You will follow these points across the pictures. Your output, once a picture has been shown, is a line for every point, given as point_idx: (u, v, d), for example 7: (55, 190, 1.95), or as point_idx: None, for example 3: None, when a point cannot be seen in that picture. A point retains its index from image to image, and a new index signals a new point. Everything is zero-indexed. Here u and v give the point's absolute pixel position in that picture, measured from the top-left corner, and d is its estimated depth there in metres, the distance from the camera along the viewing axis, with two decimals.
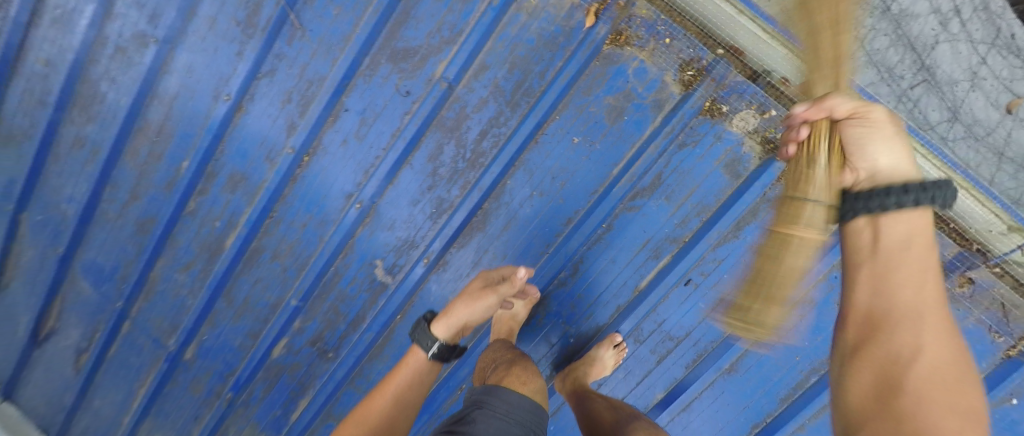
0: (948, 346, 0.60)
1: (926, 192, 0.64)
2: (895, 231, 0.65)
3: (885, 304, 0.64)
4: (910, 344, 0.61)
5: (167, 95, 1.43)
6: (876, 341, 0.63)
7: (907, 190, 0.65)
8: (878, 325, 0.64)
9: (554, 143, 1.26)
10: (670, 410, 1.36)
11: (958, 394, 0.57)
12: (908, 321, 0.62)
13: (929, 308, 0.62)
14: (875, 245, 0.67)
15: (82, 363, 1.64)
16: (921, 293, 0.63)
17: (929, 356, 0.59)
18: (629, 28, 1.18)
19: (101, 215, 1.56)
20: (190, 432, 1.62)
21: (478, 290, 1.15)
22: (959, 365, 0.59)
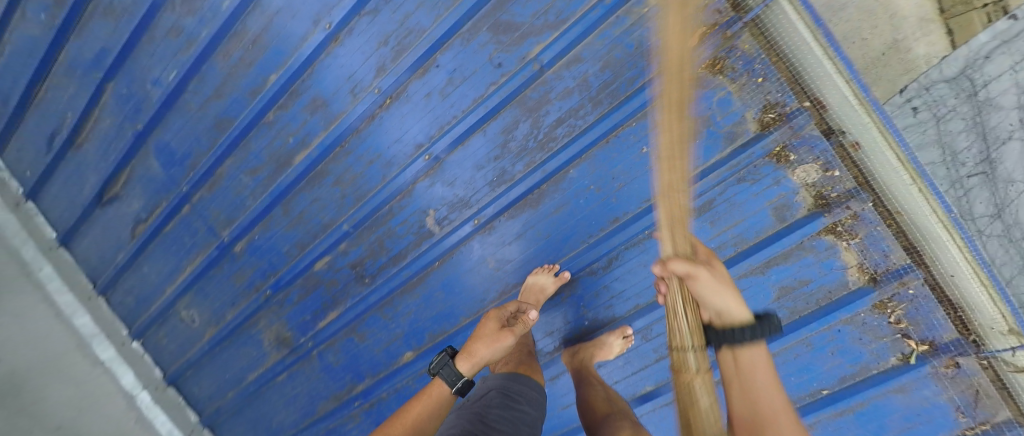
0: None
1: (755, 329, 0.75)
2: (746, 352, 0.74)
3: (754, 412, 0.71)
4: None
5: (270, 8, 1.47)
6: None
7: (743, 331, 0.74)
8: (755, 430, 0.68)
9: (622, 147, 1.33)
10: (649, 404, 1.48)
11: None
12: (770, 424, 0.68)
13: (781, 413, 0.70)
14: (735, 363, 0.75)
15: (139, 231, 1.80)
16: (772, 400, 0.71)
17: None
18: (727, 58, 1.19)
19: (183, 104, 1.64)
20: (224, 316, 1.84)
21: (497, 330, 1.19)
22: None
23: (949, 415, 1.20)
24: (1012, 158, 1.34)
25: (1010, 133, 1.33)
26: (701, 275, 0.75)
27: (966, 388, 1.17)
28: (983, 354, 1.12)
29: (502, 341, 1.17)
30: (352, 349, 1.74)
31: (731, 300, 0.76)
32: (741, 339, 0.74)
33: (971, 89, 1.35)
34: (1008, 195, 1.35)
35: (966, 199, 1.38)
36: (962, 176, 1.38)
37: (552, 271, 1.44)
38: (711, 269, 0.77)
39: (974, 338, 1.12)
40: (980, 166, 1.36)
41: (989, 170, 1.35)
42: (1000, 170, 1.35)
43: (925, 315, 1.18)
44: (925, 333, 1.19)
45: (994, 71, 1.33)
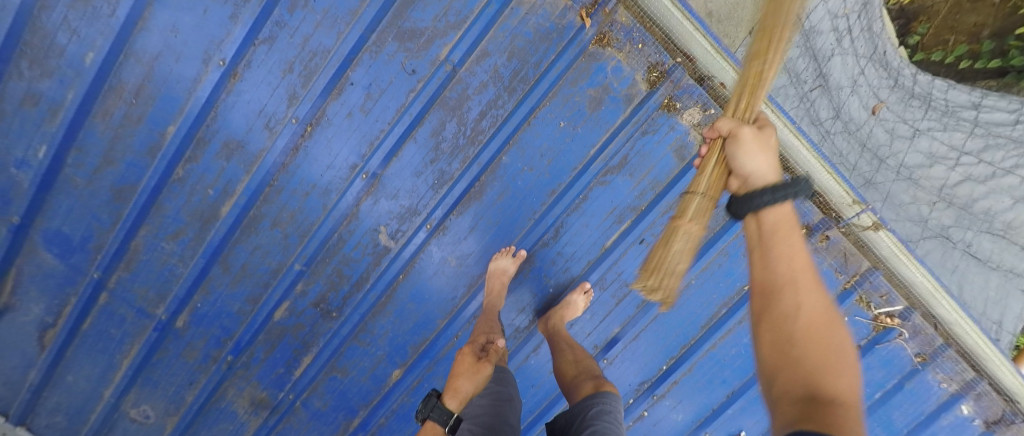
0: (824, 302, 0.68)
1: (786, 187, 0.72)
2: (766, 217, 0.74)
3: (771, 277, 0.70)
4: (794, 306, 0.67)
5: (147, 54, 1.38)
6: (770, 306, 0.69)
7: (767, 190, 0.74)
8: (770, 292, 0.69)
9: (543, 126, 1.49)
10: (617, 346, 1.69)
11: (836, 338, 0.64)
12: (787, 288, 0.69)
13: (801, 276, 0.69)
14: (760, 228, 0.74)
15: (48, 340, 1.56)
16: (787, 263, 0.70)
17: (810, 315, 0.66)
18: (611, 32, 1.40)
19: (66, 181, 1.46)
20: (184, 399, 1.69)
21: (474, 364, 1.36)
22: (834, 318, 0.67)
23: (833, 277, 1.57)
24: (837, 69, 1.83)
25: (832, 51, 1.82)
26: (744, 132, 0.88)
27: (837, 254, 1.54)
28: (842, 224, 1.51)
29: (481, 372, 1.36)
30: (338, 385, 1.72)
31: (771, 161, 0.82)
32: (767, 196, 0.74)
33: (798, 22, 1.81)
34: (840, 99, 1.85)
35: (813, 106, 1.86)
36: (807, 90, 1.85)
37: (510, 253, 1.57)
38: (758, 131, 0.88)
39: (834, 214, 1.51)
40: (817, 81, 1.84)
41: (824, 82, 1.84)
42: (831, 81, 1.83)
43: (799, 207, 1.51)
44: (802, 221, 1.53)
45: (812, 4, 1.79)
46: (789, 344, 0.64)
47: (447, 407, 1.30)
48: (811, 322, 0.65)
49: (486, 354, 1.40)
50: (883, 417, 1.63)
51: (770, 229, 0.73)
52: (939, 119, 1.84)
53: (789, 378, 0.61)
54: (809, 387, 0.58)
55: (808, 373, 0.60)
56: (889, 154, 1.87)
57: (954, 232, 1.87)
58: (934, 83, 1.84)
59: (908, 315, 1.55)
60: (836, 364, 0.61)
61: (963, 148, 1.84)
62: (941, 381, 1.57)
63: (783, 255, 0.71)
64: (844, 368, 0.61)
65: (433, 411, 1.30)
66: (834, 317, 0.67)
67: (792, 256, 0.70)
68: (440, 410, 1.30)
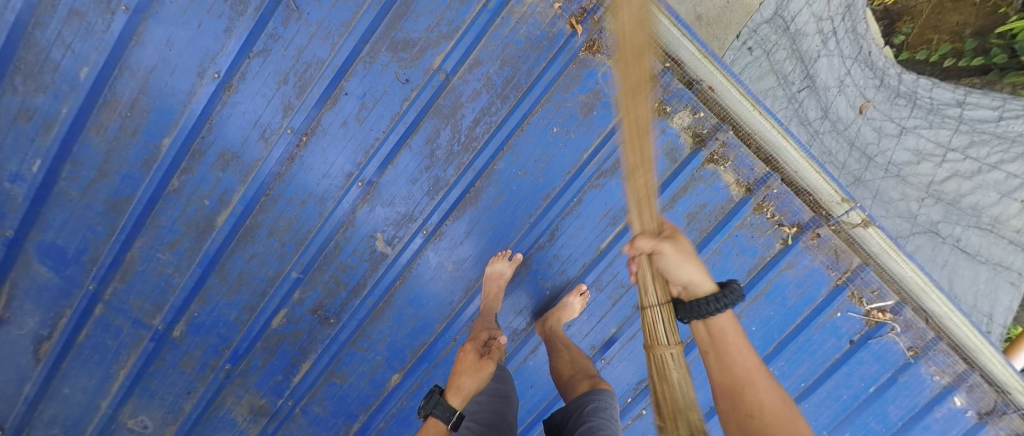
0: (780, 396, 0.73)
1: (724, 295, 0.78)
2: (715, 321, 0.79)
3: (732, 376, 0.76)
4: (758, 406, 0.71)
5: (141, 68, 1.38)
6: (738, 407, 0.73)
7: (711, 298, 0.78)
8: (735, 392, 0.74)
9: (537, 131, 1.51)
10: (614, 346, 1.71)
11: (801, 432, 0.69)
12: (748, 388, 0.73)
13: (757, 373, 0.75)
14: (709, 330, 0.80)
15: (44, 353, 1.55)
16: (743, 360, 0.76)
17: (774, 413, 0.70)
18: (600, 39, 1.42)
19: (60, 195, 1.45)
20: (182, 408, 1.69)
21: (479, 360, 1.35)
22: (795, 412, 0.72)
23: (824, 273, 1.59)
24: (824, 71, 1.86)
25: (818, 53, 1.85)
26: (665, 248, 0.85)
27: (828, 250, 1.57)
28: (831, 222, 1.53)
29: (483, 369, 1.35)
30: (337, 391, 1.72)
31: (698, 266, 0.84)
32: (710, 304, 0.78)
33: (784, 25, 1.84)
34: (828, 99, 1.88)
35: (802, 107, 1.89)
36: (795, 91, 1.88)
37: (507, 256, 1.59)
38: (674, 241, 0.87)
39: (824, 212, 1.53)
40: (804, 82, 1.87)
41: (811, 83, 1.87)
42: (818, 82, 1.87)
43: (789, 206, 1.54)
44: (793, 219, 1.55)
45: (797, 7, 1.82)
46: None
47: (450, 404, 1.25)
48: (775, 414, 0.70)
49: (488, 350, 1.39)
50: (877, 411, 1.65)
51: (721, 328, 0.80)
52: (925, 117, 1.87)
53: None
54: None
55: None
56: (877, 152, 1.90)
57: (942, 228, 1.90)
58: (919, 82, 1.87)
59: (899, 310, 1.57)
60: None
61: (949, 145, 1.87)
62: (933, 374, 1.60)
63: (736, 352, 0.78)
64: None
65: (437, 408, 1.23)
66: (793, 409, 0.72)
67: (743, 352, 0.77)
68: (444, 407, 1.23)
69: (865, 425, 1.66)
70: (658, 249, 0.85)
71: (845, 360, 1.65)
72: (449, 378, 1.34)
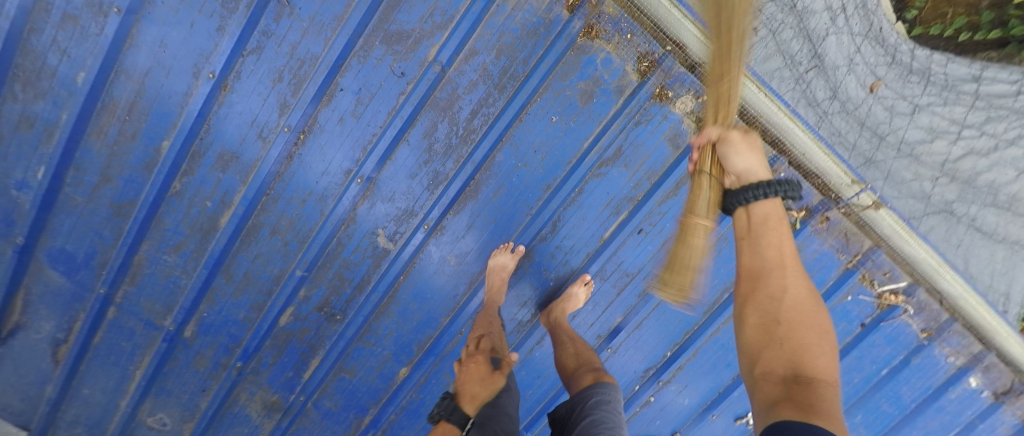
0: (804, 283, 0.88)
1: (773, 186, 0.91)
2: (755, 210, 0.93)
3: (762, 261, 0.89)
4: (780, 289, 0.87)
5: (136, 71, 1.37)
6: (760, 287, 0.88)
7: (758, 187, 0.92)
8: (760, 276, 0.88)
9: (536, 121, 1.48)
10: (620, 335, 1.70)
11: (815, 317, 0.84)
12: (777, 272, 0.88)
13: (788, 266, 0.89)
14: (750, 224, 0.93)
15: (61, 355, 1.59)
16: (775, 252, 0.89)
17: (796, 297, 0.86)
18: (598, 24, 1.38)
19: (66, 201, 1.47)
20: (197, 405, 1.72)
21: (491, 373, 1.37)
22: (815, 298, 0.87)
23: (834, 257, 1.55)
24: (832, 49, 1.79)
25: (826, 31, 1.78)
26: (733, 136, 1.00)
27: (838, 234, 1.53)
28: (842, 204, 1.50)
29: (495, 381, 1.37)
30: (347, 385, 1.75)
31: (757, 158, 0.97)
32: (761, 196, 0.93)
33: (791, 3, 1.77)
34: (838, 78, 1.81)
35: (810, 88, 1.81)
36: (803, 72, 1.81)
37: (509, 249, 1.57)
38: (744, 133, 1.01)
39: (834, 195, 1.50)
40: (812, 61, 1.80)
41: (819, 63, 1.80)
42: (826, 61, 1.80)
43: (796, 190, 1.49)
44: (802, 203, 1.51)
45: None
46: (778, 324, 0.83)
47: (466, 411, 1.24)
48: (796, 302, 0.85)
49: (499, 365, 1.42)
50: (890, 393, 1.63)
51: (763, 224, 0.92)
52: (939, 94, 1.82)
53: (774, 354, 0.80)
54: (793, 362, 0.77)
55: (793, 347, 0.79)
56: (889, 131, 1.84)
57: (957, 207, 1.84)
58: (932, 58, 1.82)
59: (912, 291, 1.55)
60: (814, 339, 0.81)
61: (964, 121, 1.82)
62: (948, 356, 1.57)
63: (774, 247, 0.90)
64: (819, 346, 0.81)
65: (454, 414, 1.22)
66: (812, 295, 0.87)
67: (781, 249, 0.90)
68: (461, 414, 1.22)
69: (877, 408, 1.65)
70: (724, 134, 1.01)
71: (856, 344, 1.62)
72: (458, 388, 1.33)
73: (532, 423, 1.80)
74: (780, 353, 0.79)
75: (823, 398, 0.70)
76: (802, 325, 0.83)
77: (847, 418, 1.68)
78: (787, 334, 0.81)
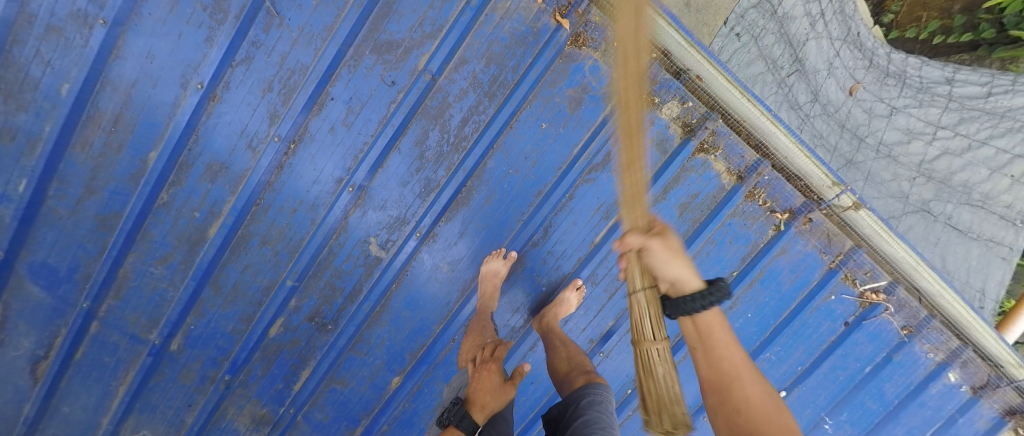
0: (765, 391, 0.74)
1: (709, 290, 0.79)
2: (701, 316, 0.80)
3: (719, 373, 0.76)
4: (745, 402, 0.72)
5: (123, 82, 1.36)
6: (725, 402, 0.73)
7: (696, 296, 0.79)
8: (724, 389, 0.74)
9: (526, 128, 1.50)
10: (612, 339, 1.72)
11: (785, 423, 0.70)
12: (736, 384, 0.74)
13: (744, 369, 0.76)
14: (696, 326, 0.80)
15: (41, 373, 1.54)
16: (731, 356, 0.77)
17: (760, 407, 0.71)
18: (586, 32, 1.42)
19: (48, 213, 1.44)
20: (183, 421, 1.69)
21: (503, 384, 1.44)
22: (779, 407, 0.72)
23: (817, 257, 1.60)
24: (813, 54, 1.86)
25: (806, 36, 1.85)
26: (653, 245, 0.87)
27: (821, 235, 1.57)
28: (823, 206, 1.54)
29: (505, 393, 1.43)
30: (339, 397, 1.72)
31: (684, 266, 0.86)
32: (696, 302, 0.79)
33: (772, 9, 1.84)
34: (818, 82, 1.88)
35: (792, 91, 1.89)
36: (785, 76, 1.88)
37: (501, 254, 1.59)
38: (663, 239, 0.89)
39: (816, 196, 1.54)
40: (794, 66, 1.87)
41: (800, 67, 1.87)
42: (807, 65, 1.87)
43: (780, 192, 1.54)
44: (785, 205, 1.56)
45: None
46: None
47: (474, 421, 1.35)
48: (761, 409, 0.71)
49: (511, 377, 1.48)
50: (874, 390, 1.66)
51: (709, 326, 0.79)
52: (915, 96, 1.88)
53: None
54: None
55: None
56: (868, 133, 1.91)
57: (934, 206, 1.91)
58: (908, 61, 1.88)
59: (892, 290, 1.58)
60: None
61: (939, 122, 1.89)
62: (928, 352, 1.61)
63: (725, 346, 0.78)
64: None
65: (461, 423, 1.34)
66: (777, 404, 0.72)
67: (731, 349, 0.78)
68: (468, 423, 1.34)
69: (862, 405, 1.68)
70: (646, 244, 0.88)
71: (841, 342, 1.66)
72: (470, 394, 1.42)
73: (525, 429, 1.79)
74: None
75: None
76: (774, 429, 0.68)
77: (833, 415, 1.71)
78: None
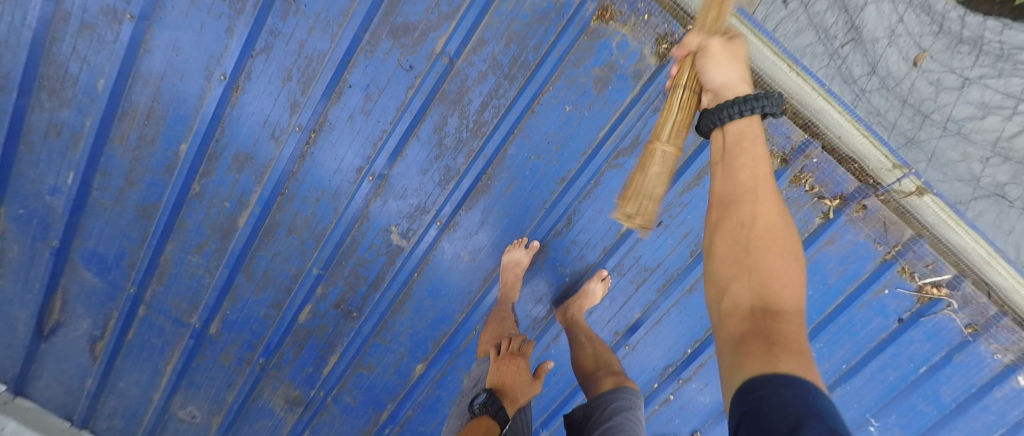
0: (779, 211, 0.69)
1: (752, 99, 0.73)
2: (731, 125, 0.74)
3: (734, 186, 0.72)
4: (750, 215, 0.69)
5: (152, 76, 1.40)
6: (730, 215, 0.70)
7: (736, 100, 0.74)
8: (730, 203, 0.71)
9: (548, 112, 1.42)
10: (639, 331, 1.65)
11: (789, 243, 0.67)
12: (746, 200, 0.70)
13: (764, 184, 0.70)
14: (724, 144, 0.75)
15: (99, 350, 1.68)
16: (752, 171, 0.71)
17: (766, 226, 0.68)
18: (613, 4, 1.30)
19: (95, 204, 1.53)
20: (225, 399, 1.79)
21: (531, 381, 1.43)
22: (788, 227, 0.69)
23: (870, 248, 1.45)
24: (871, 20, 1.66)
25: (863, 0, 1.65)
26: (712, 45, 0.83)
27: (876, 223, 1.42)
28: (881, 191, 1.39)
29: (532, 388, 1.43)
30: (365, 381, 1.77)
31: (738, 68, 0.81)
32: (729, 114, 0.74)
33: None
34: (877, 53, 1.67)
35: (846, 63, 1.69)
36: (838, 46, 1.68)
37: (523, 244, 1.55)
38: (727, 41, 0.84)
39: (872, 180, 1.39)
40: (848, 35, 1.67)
41: (856, 36, 1.67)
42: (864, 34, 1.66)
43: (831, 176, 1.40)
44: (835, 191, 1.41)
45: None
46: (747, 257, 0.66)
47: (506, 414, 1.29)
48: (768, 229, 0.67)
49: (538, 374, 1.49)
50: (929, 392, 1.52)
51: (737, 138, 0.73)
52: (993, 64, 1.65)
53: (739, 282, 0.66)
54: (759, 295, 0.63)
55: (758, 281, 0.64)
56: (934, 108, 1.69)
57: (1010, 190, 1.68)
58: (986, 24, 1.64)
59: (958, 284, 1.41)
60: (781, 272, 0.65)
61: (1021, 94, 1.65)
62: (995, 352, 1.44)
63: (754, 162, 0.71)
64: (790, 273, 0.65)
65: (498, 414, 1.26)
66: (786, 226, 0.68)
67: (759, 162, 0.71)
68: (503, 416, 1.27)
69: (913, 407, 1.55)
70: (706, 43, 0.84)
71: (892, 340, 1.52)
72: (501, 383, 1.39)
73: (546, 421, 1.78)
74: (746, 284, 0.65)
75: (781, 328, 0.58)
76: (770, 255, 0.65)
77: (880, 417, 1.60)
78: (756, 265, 0.65)
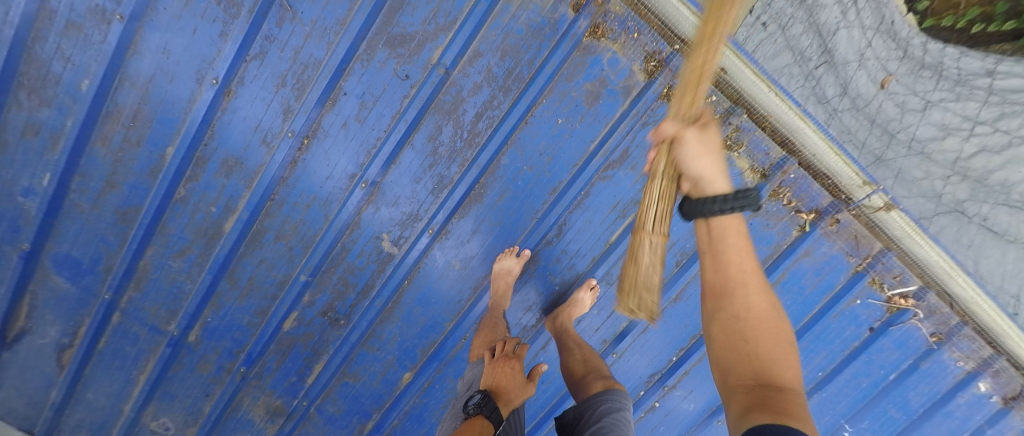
0: (765, 297, 0.72)
1: (735, 198, 0.72)
2: (717, 220, 0.74)
3: (725, 277, 0.73)
4: (744, 307, 0.71)
5: (140, 77, 1.37)
6: (725, 307, 0.72)
7: (718, 198, 0.73)
8: (723, 295, 0.72)
9: (541, 124, 1.47)
10: (626, 340, 1.69)
11: (777, 327, 0.71)
12: (739, 291, 0.71)
13: (751, 275, 0.73)
14: (711, 234, 0.75)
15: (67, 360, 1.60)
16: (742, 264, 0.72)
17: (760, 316, 0.71)
18: (605, 22, 1.36)
19: (71, 206, 1.47)
20: (202, 410, 1.73)
21: (525, 383, 1.42)
22: (775, 311, 0.72)
23: (843, 260, 1.53)
24: (843, 44, 1.78)
25: (837, 25, 1.77)
26: (688, 136, 0.79)
27: (848, 236, 1.51)
28: (852, 206, 1.49)
29: (525, 390, 1.41)
30: (351, 390, 1.74)
31: (716, 161, 0.77)
32: (718, 208, 0.73)
33: None
34: (848, 74, 1.79)
35: (820, 84, 1.80)
36: (813, 68, 1.79)
37: (514, 253, 1.57)
38: (701, 130, 0.80)
39: (844, 196, 1.48)
40: (823, 57, 1.78)
41: (830, 58, 1.78)
42: (837, 56, 1.78)
43: (807, 191, 1.47)
44: (811, 205, 1.49)
45: None
46: (745, 345, 0.69)
47: (500, 415, 1.26)
48: (760, 317, 0.71)
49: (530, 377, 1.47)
50: (898, 398, 1.60)
51: (725, 232, 0.74)
52: (952, 89, 1.79)
53: (741, 368, 0.68)
54: (759, 379, 0.65)
55: (758, 364, 0.67)
56: (899, 129, 1.82)
57: (968, 207, 1.82)
58: (945, 52, 1.78)
59: (923, 295, 1.51)
60: (774, 351, 0.68)
61: (977, 117, 1.79)
62: (958, 360, 1.54)
63: (741, 253, 0.73)
64: (782, 355, 0.69)
65: (493, 415, 1.23)
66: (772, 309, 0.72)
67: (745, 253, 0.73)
68: (497, 417, 1.24)
69: (884, 413, 1.63)
70: (681, 133, 0.81)
71: (864, 348, 1.59)
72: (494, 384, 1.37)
73: (536, 427, 1.79)
74: (746, 370, 0.67)
75: (785, 400, 0.60)
76: (766, 341, 0.69)
77: (854, 423, 1.67)
78: (755, 352, 0.68)
